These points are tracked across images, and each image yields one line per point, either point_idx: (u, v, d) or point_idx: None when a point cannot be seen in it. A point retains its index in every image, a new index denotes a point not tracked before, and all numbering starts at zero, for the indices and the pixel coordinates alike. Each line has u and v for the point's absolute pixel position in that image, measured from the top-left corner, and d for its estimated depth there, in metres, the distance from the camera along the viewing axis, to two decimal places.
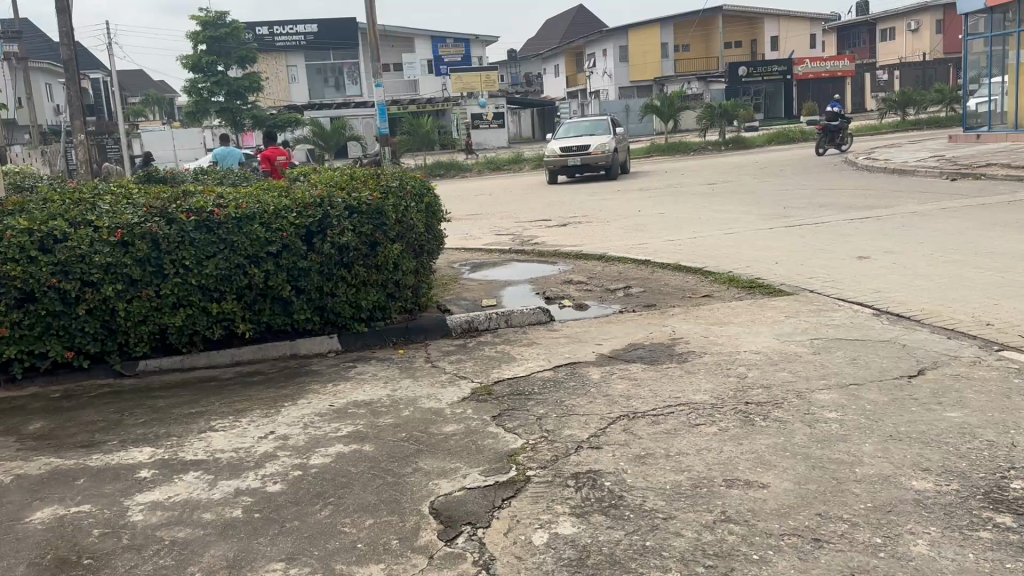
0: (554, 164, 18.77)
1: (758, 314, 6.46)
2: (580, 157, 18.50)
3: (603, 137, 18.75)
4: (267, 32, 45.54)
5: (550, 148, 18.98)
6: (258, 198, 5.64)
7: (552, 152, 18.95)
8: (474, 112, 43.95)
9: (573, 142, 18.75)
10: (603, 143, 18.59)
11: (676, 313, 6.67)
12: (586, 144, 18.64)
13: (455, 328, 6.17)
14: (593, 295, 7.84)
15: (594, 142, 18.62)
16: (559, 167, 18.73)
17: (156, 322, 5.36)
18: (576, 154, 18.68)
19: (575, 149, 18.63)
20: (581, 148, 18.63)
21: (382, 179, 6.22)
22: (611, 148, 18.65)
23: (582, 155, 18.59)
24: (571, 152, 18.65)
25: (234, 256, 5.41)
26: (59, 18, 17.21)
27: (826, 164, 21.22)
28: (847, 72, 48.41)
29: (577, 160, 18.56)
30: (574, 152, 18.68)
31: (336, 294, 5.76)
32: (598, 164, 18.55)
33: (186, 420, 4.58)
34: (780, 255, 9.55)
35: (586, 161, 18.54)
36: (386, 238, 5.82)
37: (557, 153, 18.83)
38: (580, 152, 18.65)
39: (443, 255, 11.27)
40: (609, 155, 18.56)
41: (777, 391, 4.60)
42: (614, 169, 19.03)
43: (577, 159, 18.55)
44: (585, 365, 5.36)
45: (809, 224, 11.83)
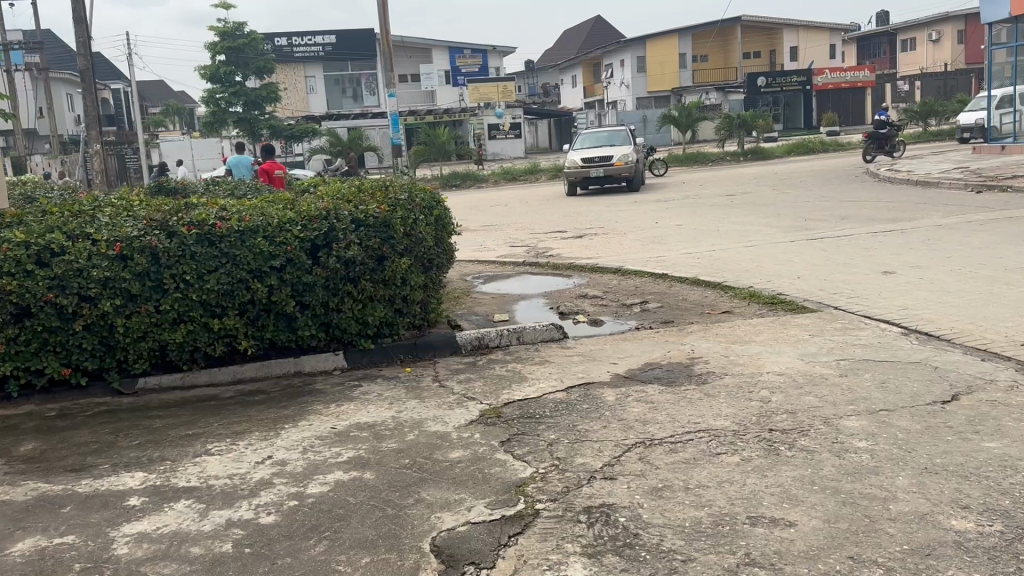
0: (576, 176, 18.46)
1: (781, 333, 6.20)
2: (603, 168, 18.25)
3: (623, 148, 18.52)
4: (286, 43, 45.75)
5: (570, 159, 18.68)
6: (262, 211, 5.46)
7: (572, 163, 18.66)
8: (492, 122, 43.95)
9: (594, 153, 18.48)
10: (626, 155, 18.35)
11: (694, 331, 6.42)
12: (608, 155, 18.40)
13: (465, 344, 5.96)
14: (609, 310, 7.61)
15: (616, 153, 18.38)
16: (580, 179, 18.43)
17: (155, 339, 5.20)
18: (597, 165, 18.42)
19: (597, 160, 18.37)
20: (603, 159, 18.36)
21: (390, 191, 6.02)
22: (633, 158, 18.43)
23: (604, 167, 18.33)
24: (592, 164, 18.38)
25: (236, 270, 5.24)
26: (76, 28, 17.24)
27: (847, 176, 20.86)
28: (868, 83, 47.92)
29: (600, 171, 18.28)
30: (596, 163, 18.41)
31: (341, 310, 5.57)
32: (621, 175, 18.28)
33: (182, 442, 4.39)
34: (801, 269, 9.28)
35: (609, 173, 18.28)
36: (394, 252, 5.62)
37: (578, 164, 18.53)
38: (602, 163, 18.38)
39: (456, 267, 11.08)
40: (633, 166, 18.32)
41: (803, 417, 4.35)
42: (636, 180, 18.77)
43: (600, 170, 18.28)
44: (599, 386, 5.12)
45: (831, 237, 11.54)
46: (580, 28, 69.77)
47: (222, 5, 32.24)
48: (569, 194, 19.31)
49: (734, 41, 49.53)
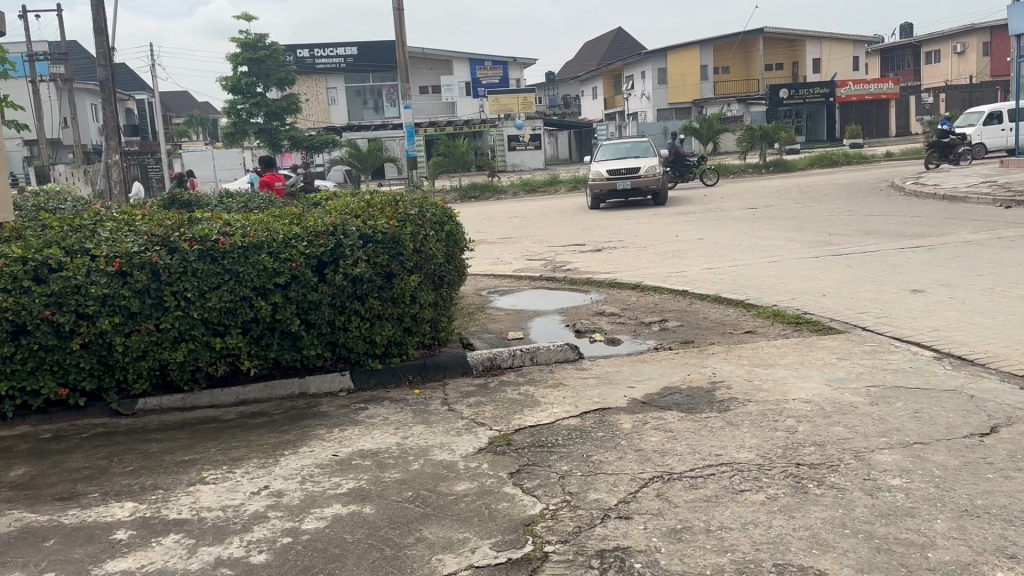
0: (601, 188, 18.16)
1: (807, 355, 5.92)
2: (630, 180, 17.97)
3: (650, 160, 18.25)
4: (307, 54, 45.98)
5: (595, 171, 18.39)
6: (267, 225, 5.28)
7: (598, 175, 18.37)
8: (512, 133, 43.97)
9: (619, 165, 18.21)
10: (653, 167, 18.08)
11: (715, 352, 6.15)
12: (634, 168, 18.14)
13: (476, 365, 5.74)
14: (627, 328, 7.36)
15: (643, 165, 18.12)
16: (607, 191, 18.13)
17: (155, 358, 5.03)
18: (622, 177, 18.15)
19: (623, 172, 18.11)
20: (629, 170, 18.08)
21: (400, 205, 5.81)
22: (660, 170, 18.17)
23: (631, 179, 18.06)
24: (618, 176, 18.11)
25: (239, 287, 5.05)
26: (97, 39, 17.29)
27: (871, 189, 20.45)
28: (891, 95, 47.37)
29: (626, 184, 18.01)
30: (621, 175, 18.14)
31: (348, 329, 5.37)
32: (648, 187, 18.00)
33: (177, 469, 4.20)
34: (826, 286, 8.99)
35: (636, 185, 18.00)
36: (402, 269, 5.42)
37: (603, 176, 18.24)
38: (628, 175, 18.11)
39: (473, 281, 10.88)
40: (660, 178, 18.05)
41: (833, 450, 4.09)
42: (661, 194, 18.48)
43: (626, 183, 18.01)
44: (615, 412, 4.87)
45: (856, 252, 11.22)
46: (601, 40, 69.62)
47: (244, 17, 32.37)
48: (592, 208, 18.99)
49: (756, 52, 49.14)
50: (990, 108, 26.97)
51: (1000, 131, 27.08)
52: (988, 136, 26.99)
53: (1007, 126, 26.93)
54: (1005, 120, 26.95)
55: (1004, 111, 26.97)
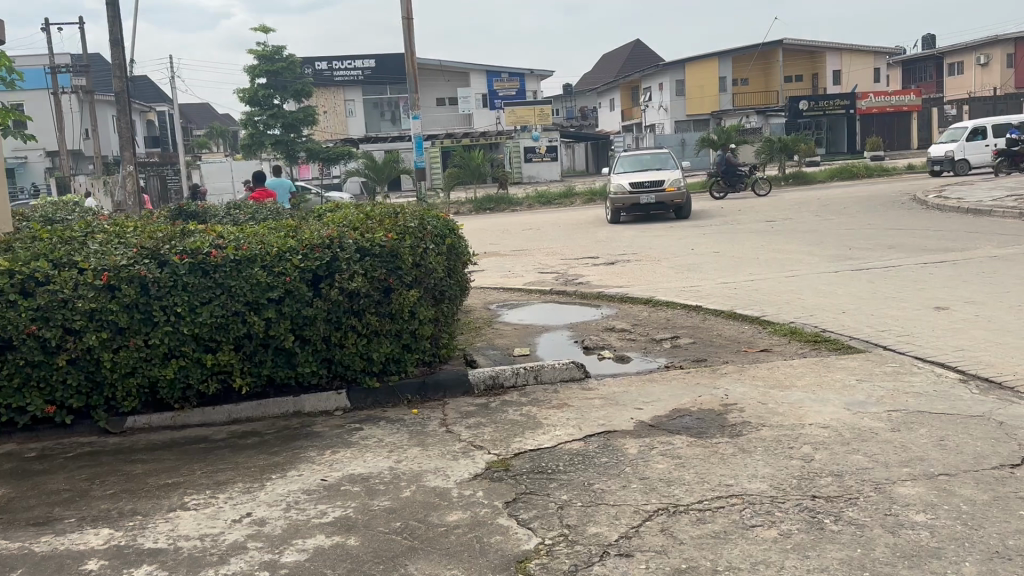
0: (624, 202, 17.77)
1: (825, 377, 5.64)
2: (655, 194, 17.58)
3: (673, 173, 17.94)
4: (326, 67, 46.23)
5: (618, 183, 18.00)
6: (262, 238, 5.11)
7: (620, 188, 17.99)
8: (528, 145, 43.88)
9: (643, 178, 17.87)
10: (677, 180, 17.78)
11: (729, 372, 5.89)
12: (659, 180, 17.81)
13: (478, 384, 5.52)
14: (637, 345, 7.12)
15: (668, 177, 17.82)
16: (630, 205, 17.76)
17: (144, 375, 4.86)
18: (646, 190, 17.80)
19: (647, 185, 17.76)
20: (653, 183, 17.75)
21: (400, 217, 5.61)
22: (685, 184, 17.89)
23: (655, 193, 17.74)
24: (642, 189, 17.74)
25: (231, 302, 4.88)
26: (112, 51, 17.32)
27: (892, 203, 20.07)
28: (913, 107, 46.78)
29: (651, 198, 17.66)
30: (645, 188, 17.79)
31: (344, 346, 5.17)
32: (673, 200, 17.68)
33: (158, 494, 4.01)
34: (846, 302, 8.71)
35: (660, 199, 17.66)
36: (401, 284, 5.22)
37: (626, 188, 17.86)
38: (653, 188, 17.77)
39: (482, 294, 10.69)
40: (686, 191, 17.75)
41: (851, 481, 3.84)
42: (684, 209, 18.18)
43: (651, 196, 17.67)
44: (621, 435, 4.64)
45: (877, 267, 10.92)
46: (619, 52, 69.46)
47: (261, 29, 32.41)
48: (611, 221, 18.60)
49: (775, 64, 48.79)
50: (973, 123, 26.38)
51: (984, 147, 26.27)
52: (971, 150, 26.22)
53: (991, 141, 26.12)
54: (991, 135, 26.19)
55: (988, 126, 26.25)
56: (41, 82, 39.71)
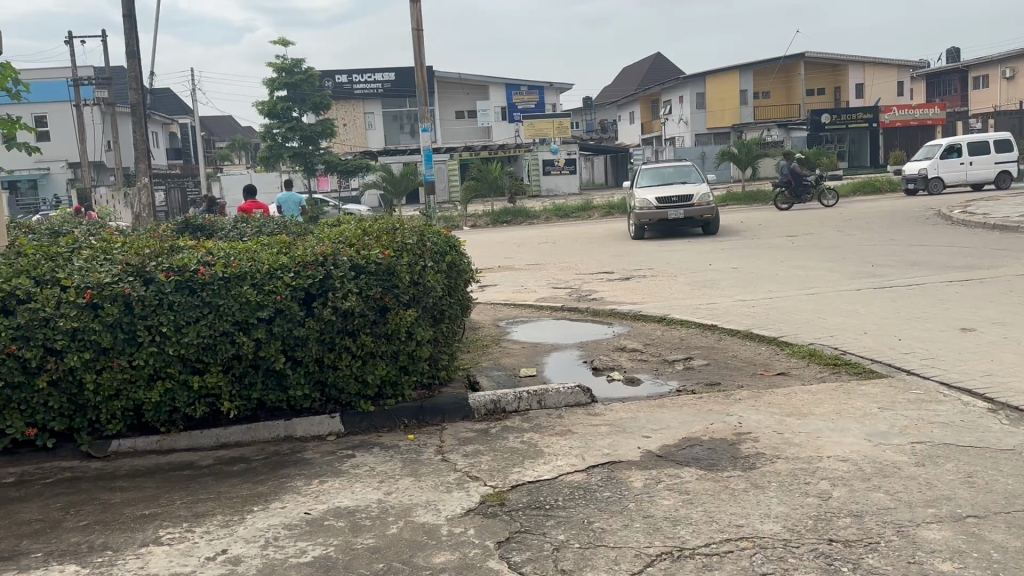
0: (651, 217, 17.05)
1: (845, 404, 5.33)
2: (683, 209, 16.97)
3: (700, 187, 17.28)
4: (345, 80, 46.36)
5: (644, 198, 17.31)
6: (253, 255, 4.90)
7: (646, 203, 17.29)
8: (547, 158, 43.79)
9: (670, 193, 17.21)
10: (705, 195, 17.16)
11: (744, 398, 5.58)
12: (687, 195, 17.17)
13: (478, 408, 5.27)
14: (649, 366, 6.84)
15: (697, 191, 17.22)
16: (657, 221, 17.09)
17: (128, 397, 4.66)
18: (674, 206, 17.15)
19: (674, 201, 17.09)
20: (681, 199, 17.10)
21: (398, 233, 5.39)
22: (713, 199, 17.29)
23: (683, 208, 17.10)
24: (670, 205, 17.09)
25: (219, 322, 4.67)
26: (129, 63, 17.33)
27: (917, 218, 19.62)
28: (938, 121, 45.63)
29: (679, 213, 17.02)
30: (673, 204, 17.15)
31: (337, 368, 4.94)
32: (703, 216, 17.09)
33: (133, 526, 3.79)
34: (870, 322, 8.39)
35: (688, 214, 17.00)
36: (398, 303, 5.00)
37: (652, 204, 17.19)
38: (681, 203, 17.13)
39: (492, 310, 10.43)
40: (715, 206, 17.16)
41: (872, 523, 3.55)
42: (711, 224, 17.61)
43: (680, 212, 17.02)
44: (626, 466, 4.37)
45: (901, 286, 10.58)
46: (640, 66, 69.23)
47: (281, 42, 32.30)
48: (635, 238, 17.95)
49: (797, 77, 48.38)
50: (948, 140, 25.62)
51: (959, 165, 25.55)
52: (944, 169, 25.55)
53: (967, 160, 25.40)
54: (966, 153, 25.48)
55: (963, 144, 25.51)
56: (63, 95, 40.12)
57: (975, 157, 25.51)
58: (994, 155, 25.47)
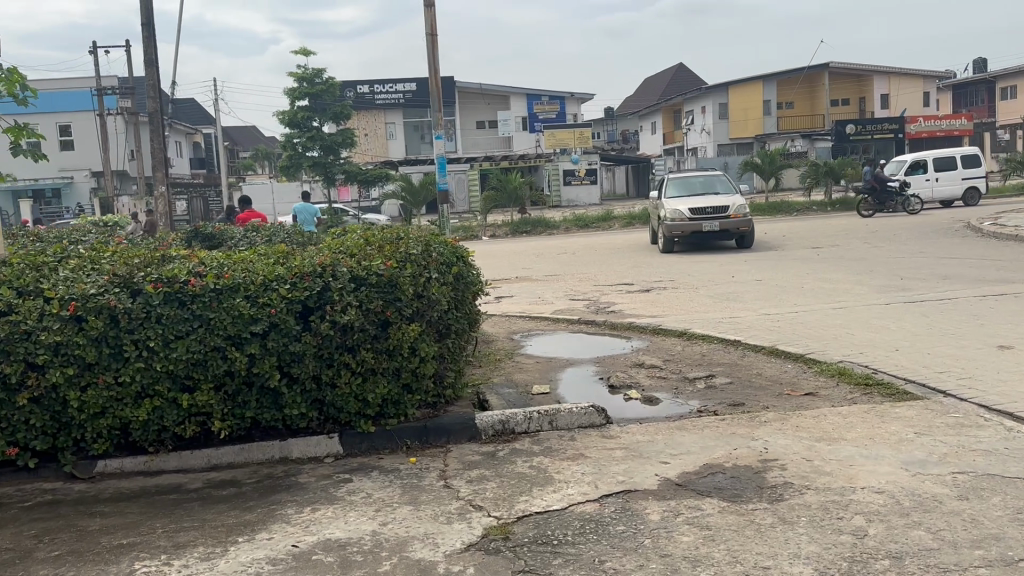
0: (684, 229, 15.90)
1: (879, 429, 4.97)
2: (718, 222, 15.90)
3: (736, 199, 16.22)
4: (367, 90, 46.41)
5: (676, 209, 16.18)
6: (248, 266, 4.64)
7: (678, 214, 16.18)
8: (567, 168, 43.44)
9: (703, 204, 16.13)
10: (741, 206, 16.08)
11: (770, 421, 5.22)
12: (722, 207, 16.07)
13: (486, 429, 4.95)
14: (667, 384, 6.50)
15: (733, 203, 16.13)
16: (691, 233, 15.95)
17: (116, 415, 4.42)
18: (708, 218, 16.06)
19: (708, 212, 16.02)
20: (716, 210, 16.02)
21: (402, 243, 5.11)
22: (750, 212, 16.21)
23: (718, 221, 16.01)
24: (704, 216, 16.01)
25: (210, 336, 4.40)
26: (147, 71, 17.26)
27: (946, 230, 19.13)
28: (966, 131, 45.53)
29: (714, 226, 15.92)
30: (707, 215, 16.06)
31: (335, 385, 4.66)
32: (739, 228, 16.02)
33: (107, 558, 3.51)
34: (901, 338, 8.02)
35: (723, 227, 15.91)
36: (400, 317, 4.71)
37: (685, 215, 16.09)
38: (715, 215, 16.04)
39: (506, 322, 10.14)
40: (752, 219, 16.09)
41: (914, 567, 3.20)
42: (746, 238, 16.55)
43: (714, 223, 15.93)
44: (641, 496, 4.04)
45: (932, 300, 10.18)
46: (662, 76, 68.93)
47: (302, 52, 32.27)
48: (664, 251, 16.82)
49: (821, 88, 47.92)
50: (914, 156, 25.10)
51: (925, 182, 25.09)
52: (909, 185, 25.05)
53: (932, 176, 24.92)
54: (932, 169, 25.00)
55: (929, 159, 24.99)
56: (87, 104, 40.54)
57: (941, 172, 25.07)
58: (960, 171, 25.15)
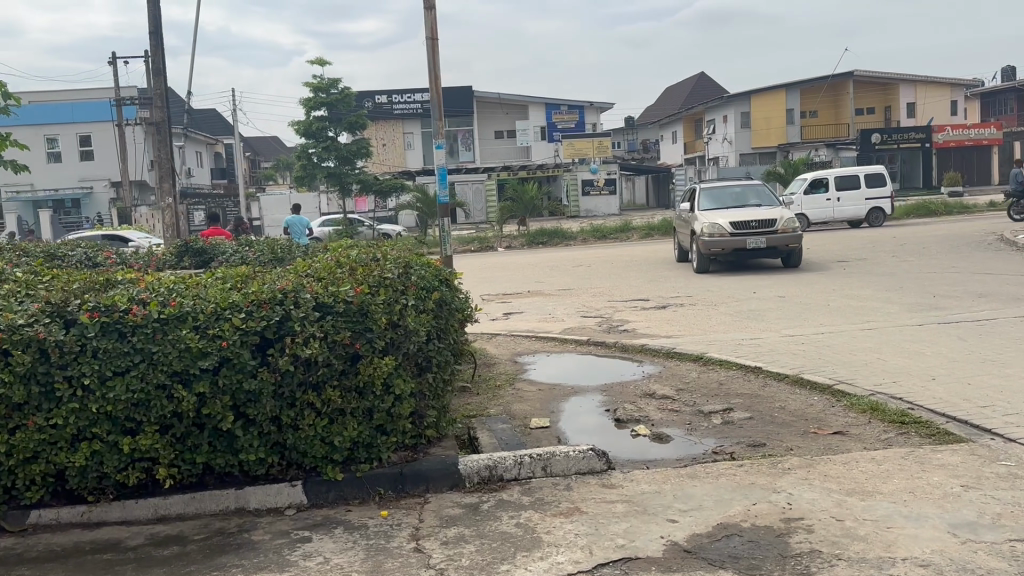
0: (725, 246, 14.17)
1: (917, 481, 4.35)
2: (764, 238, 14.06)
3: (784, 212, 14.40)
4: (385, 100, 46.12)
5: (714, 222, 14.31)
6: (200, 292, 4.12)
7: (717, 228, 14.30)
8: (586, 178, 42.82)
9: (746, 217, 14.28)
10: (790, 220, 14.28)
11: (794, 467, 4.60)
12: (768, 221, 14.25)
13: (471, 476, 4.37)
14: (679, 419, 5.88)
15: (781, 216, 14.29)
16: (732, 250, 14.14)
17: (48, 461, 3.90)
18: (753, 233, 14.22)
19: (753, 227, 14.21)
20: (761, 224, 14.21)
21: (379, 265, 4.57)
22: (800, 227, 14.38)
23: (764, 236, 14.14)
24: (748, 231, 14.16)
25: (154, 372, 3.87)
26: (153, 80, 16.96)
27: (978, 243, 18.35)
28: (994, 140, 44.49)
29: (760, 242, 14.06)
30: (751, 230, 14.21)
31: (297, 428, 4.10)
32: (788, 245, 14.16)
33: None
34: (936, 365, 7.36)
35: (772, 244, 14.05)
36: (372, 350, 4.14)
37: (726, 230, 14.23)
38: (761, 230, 14.21)
39: (512, 341, 9.60)
40: (802, 235, 14.26)
41: None
42: (793, 257, 14.76)
43: (761, 240, 14.07)
44: (642, 567, 3.45)
45: (969, 320, 9.50)
46: (684, 84, 68.21)
47: (318, 62, 31.97)
48: (699, 271, 14.95)
49: (846, 96, 47.04)
50: (814, 175, 24.23)
51: (825, 201, 24.16)
52: (810, 204, 24.16)
53: (833, 196, 23.97)
54: (832, 188, 24.07)
55: (830, 178, 24.10)
56: (105, 114, 40.53)
57: (844, 191, 24.11)
58: (864, 191, 24.13)
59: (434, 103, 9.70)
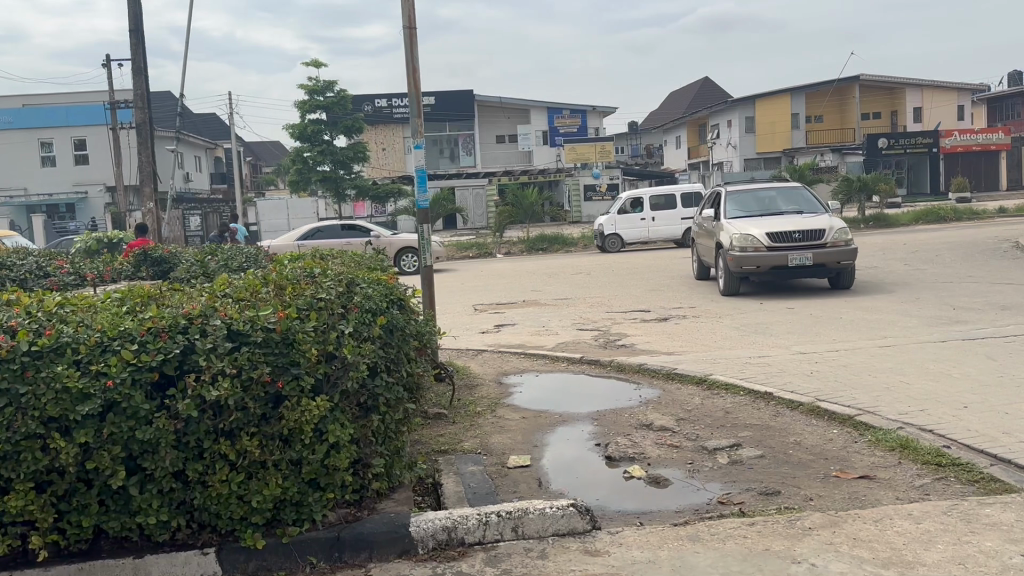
0: (763, 261, 12.60)
1: (971, 548, 3.54)
2: (810, 252, 12.58)
3: (834, 222, 12.92)
4: (385, 104, 45.42)
5: (748, 235, 12.76)
6: (86, 319, 3.39)
7: (751, 241, 12.74)
8: (588, 184, 42.29)
9: (787, 227, 12.74)
10: (842, 231, 12.79)
11: (815, 528, 3.81)
12: (815, 232, 12.73)
13: (423, 541, 3.59)
14: (681, 458, 5.10)
15: (829, 227, 12.76)
16: (771, 266, 12.59)
17: None
18: (795, 246, 12.70)
19: (796, 239, 12.69)
20: (806, 236, 12.69)
21: (314, 285, 3.86)
22: (852, 239, 12.86)
23: (811, 251, 12.66)
24: (791, 244, 12.64)
25: (23, 420, 3.11)
26: (134, 80, 16.23)
27: (997, 250, 17.49)
28: (1002, 145, 43.71)
29: (806, 258, 12.58)
30: (794, 243, 12.69)
31: (206, 482, 3.33)
32: (838, 261, 12.69)
33: None
34: (967, 390, 6.57)
35: (818, 259, 12.60)
36: (299, 390, 3.39)
37: (762, 243, 12.68)
38: (806, 243, 12.71)
39: (498, 358, 8.82)
40: (855, 248, 12.75)
41: None
42: (843, 276, 13.12)
43: (806, 255, 12.58)
44: None
45: (998, 336, 8.70)
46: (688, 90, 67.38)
47: (314, 64, 31.38)
48: (727, 291, 13.31)
49: (852, 100, 46.43)
50: (629, 194, 23.73)
51: (639, 221, 23.69)
52: (622, 223, 23.64)
53: (646, 216, 23.51)
54: (647, 209, 23.60)
55: (645, 197, 23.60)
56: (100, 118, 39.87)
57: (657, 212, 23.63)
58: (678, 211, 23.55)
59: (411, 100, 8.91)
